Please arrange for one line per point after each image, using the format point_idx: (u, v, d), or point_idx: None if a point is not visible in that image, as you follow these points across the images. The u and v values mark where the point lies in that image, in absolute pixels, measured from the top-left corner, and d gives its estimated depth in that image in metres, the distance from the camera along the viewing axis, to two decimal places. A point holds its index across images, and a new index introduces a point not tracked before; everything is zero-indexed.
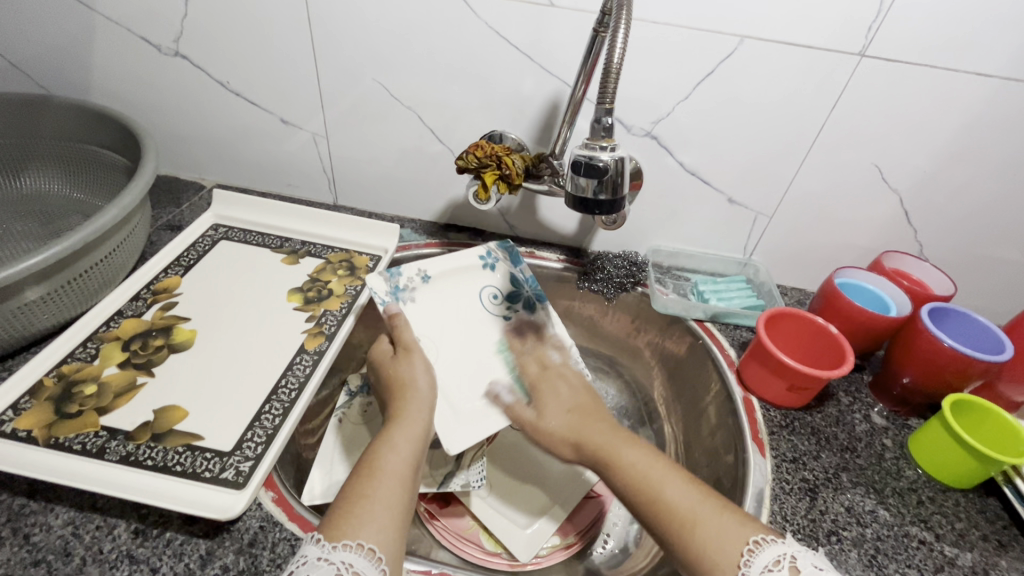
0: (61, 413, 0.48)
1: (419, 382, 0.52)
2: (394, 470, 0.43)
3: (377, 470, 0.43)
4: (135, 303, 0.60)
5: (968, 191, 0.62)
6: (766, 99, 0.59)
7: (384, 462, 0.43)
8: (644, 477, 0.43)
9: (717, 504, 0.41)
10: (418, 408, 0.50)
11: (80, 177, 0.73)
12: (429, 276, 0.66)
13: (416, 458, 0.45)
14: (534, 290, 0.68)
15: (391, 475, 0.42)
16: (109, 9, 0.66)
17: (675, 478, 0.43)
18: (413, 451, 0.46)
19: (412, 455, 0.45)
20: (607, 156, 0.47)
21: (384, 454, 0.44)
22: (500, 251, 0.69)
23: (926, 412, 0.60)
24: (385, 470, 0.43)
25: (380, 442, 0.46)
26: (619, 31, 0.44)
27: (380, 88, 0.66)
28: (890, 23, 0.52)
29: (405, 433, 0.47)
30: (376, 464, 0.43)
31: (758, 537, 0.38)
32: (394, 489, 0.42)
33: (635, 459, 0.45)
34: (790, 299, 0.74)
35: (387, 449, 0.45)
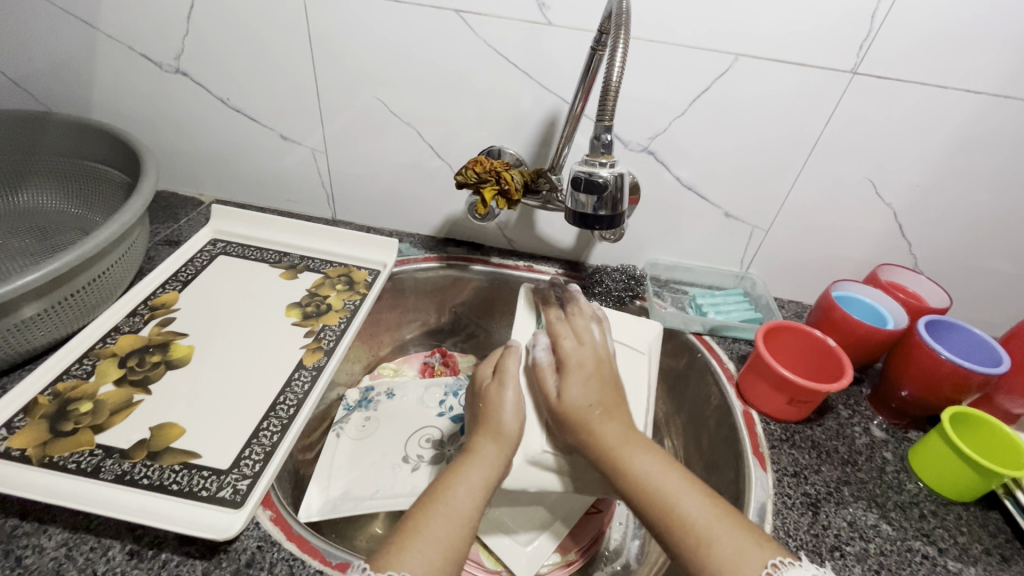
0: (57, 431, 0.47)
1: (506, 416, 0.49)
2: (457, 509, 0.41)
3: (446, 509, 0.41)
4: (132, 319, 0.60)
5: (961, 205, 0.63)
6: (761, 115, 0.60)
7: (447, 498, 0.42)
8: (660, 481, 0.42)
9: (735, 520, 0.39)
10: (500, 453, 0.47)
11: (78, 192, 0.73)
12: (394, 393, 0.70)
13: (480, 499, 0.43)
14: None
15: (452, 511, 0.41)
16: (111, 26, 0.66)
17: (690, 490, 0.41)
18: (483, 498, 0.43)
19: (480, 492, 0.43)
20: (606, 172, 0.47)
21: (450, 488, 0.43)
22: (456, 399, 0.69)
23: (925, 425, 0.60)
24: (446, 507, 0.41)
25: (448, 474, 0.45)
26: (618, 50, 0.44)
27: (379, 104, 0.67)
28: (879, 43, 0.53)
29: (482, 475, 0.45)
30: (444, 497, 0.42)
31: (775, 560, 0.37)
32: (451, 531, 0.40)
33: (647, 466, 0.43)
34: (787, 312, 0.74)
35: (454, 482, 0.43)
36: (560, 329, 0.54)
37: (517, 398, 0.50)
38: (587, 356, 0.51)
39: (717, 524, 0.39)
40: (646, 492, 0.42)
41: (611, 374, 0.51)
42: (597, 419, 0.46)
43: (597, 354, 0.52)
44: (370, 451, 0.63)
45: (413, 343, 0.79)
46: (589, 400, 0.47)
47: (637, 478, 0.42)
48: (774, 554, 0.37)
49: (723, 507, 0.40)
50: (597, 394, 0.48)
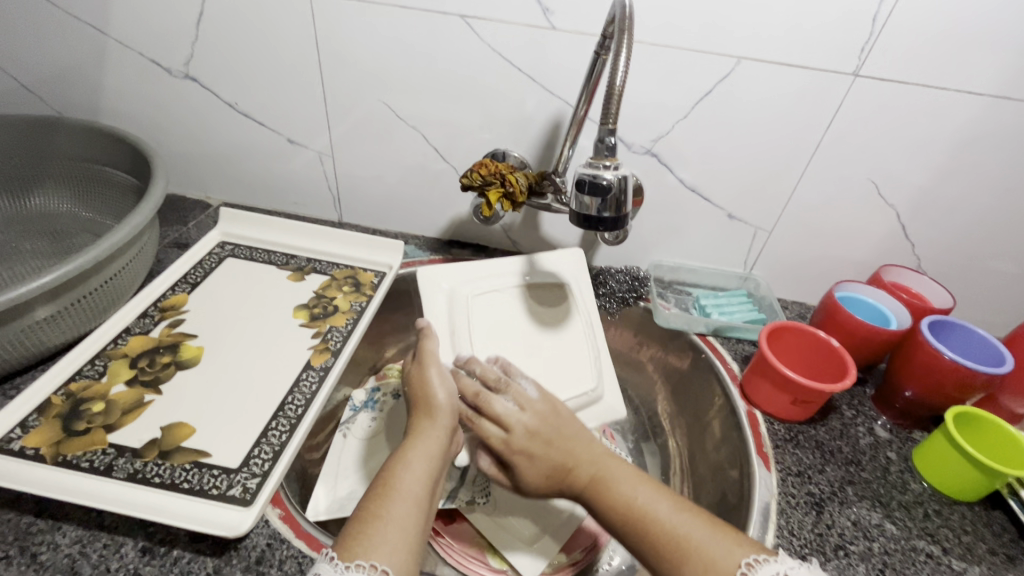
0: (70, 430, 0.48)
1: (435, 391, 0.50)
2: (412, 493, 0.42)
3: (394, 489, 0.42)
4: (143, 320, 0.61)
5: (964, 206, 0.63)
6: (763, 117, 0.60)
7: (400, 482, 0.43)
8: (632, 500, 0.43)
9: (700, 516, 0.42)
10: (437, 424, 0.48)
11: (89, 196, 0.74)
12: (401, 394, 0.70)
13: (429, 479, 0.44)
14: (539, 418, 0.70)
15: (406, 494, 0.42)
16: (121, 33, 0.67)
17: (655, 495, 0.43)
18: (429, 472, 0.45)
19: (427, 476, 0.44)
20: (610, 175, 0.47)
21: (401, 472, 0.43)
22: None
23: (929, 426, 0.60)
24: (401, 491, 0.42)
25: (396, 459, 0.45)
26: (621, 54, 0.45)
27: (384, 108, 0.68)
28: (881, 46, 0.54)
29: (423, 451, 0.46)
30: (395, 483, 0.42)
31: (749, 559, 0.39)
32: (408, 512, 0.41)
33: (627, 489, 0.44)
34: (791, 312, 0.75)
35: (401, 466, 0.44)
36: (481, 425, 0.50)
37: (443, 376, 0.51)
38: (521, 440, 0.48)
39: (688, 521, 0.41)
40: (627, 511, 0.43)
41: (552, 430, 0.48)
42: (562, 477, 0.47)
43: (534, 421, 0.49)
44: (377, 451, 0.64)
45: None
46: (543, 473, 0.47)
47: (615, 501, 0.44)
48: (749, 552, 0.39)
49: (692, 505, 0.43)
50: (547, 463, 0.47)
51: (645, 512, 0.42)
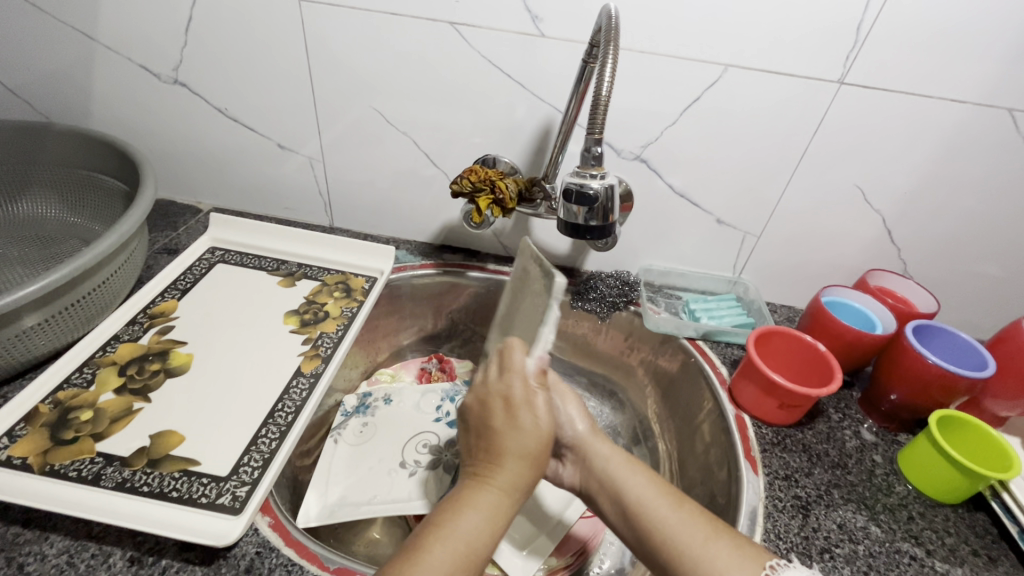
0: (57, 440, 0.48)
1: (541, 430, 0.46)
2: (463, 539, 0.39)
3: (448, 533, 0.39)
4: (132, 327, 0.61)
5: (948, 211, 0.64)
6: (749, 124, 0.61)
7: (454, 530, 0.39)
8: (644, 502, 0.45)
9: (712, 540, 0.41)
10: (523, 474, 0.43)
11: (78, 202, 0.74)
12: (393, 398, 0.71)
13: (488, 526, 0.40)
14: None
15: (455, 544, 0.38)
16: (110, 38, 0.67)
17: (670, 511, 0.44)
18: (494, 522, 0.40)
19: (484, 523, 0.40)
20: (597, 183, 0.48)
21: (456, 519, 0.40)
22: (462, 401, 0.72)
23: (915, 429, 0.61)
24: (452, 539, 0.38)
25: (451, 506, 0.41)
26: (607, 64, 0.45)
27: (375, 114, 0.68)
28: (865, 54, 0.55)
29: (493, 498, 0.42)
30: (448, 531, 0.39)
31: (772, 562, 0.39)
32: (450, 564, 0.37)
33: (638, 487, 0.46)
34: (779, 316, 0.75)
35: (462, 512, 0.40)
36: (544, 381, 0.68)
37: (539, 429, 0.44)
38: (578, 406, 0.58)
39: (698, 543, 0.41)
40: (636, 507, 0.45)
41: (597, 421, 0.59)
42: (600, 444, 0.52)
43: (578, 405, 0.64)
44: (367, 457, 0.64)
45: (410, 349, 0.80)
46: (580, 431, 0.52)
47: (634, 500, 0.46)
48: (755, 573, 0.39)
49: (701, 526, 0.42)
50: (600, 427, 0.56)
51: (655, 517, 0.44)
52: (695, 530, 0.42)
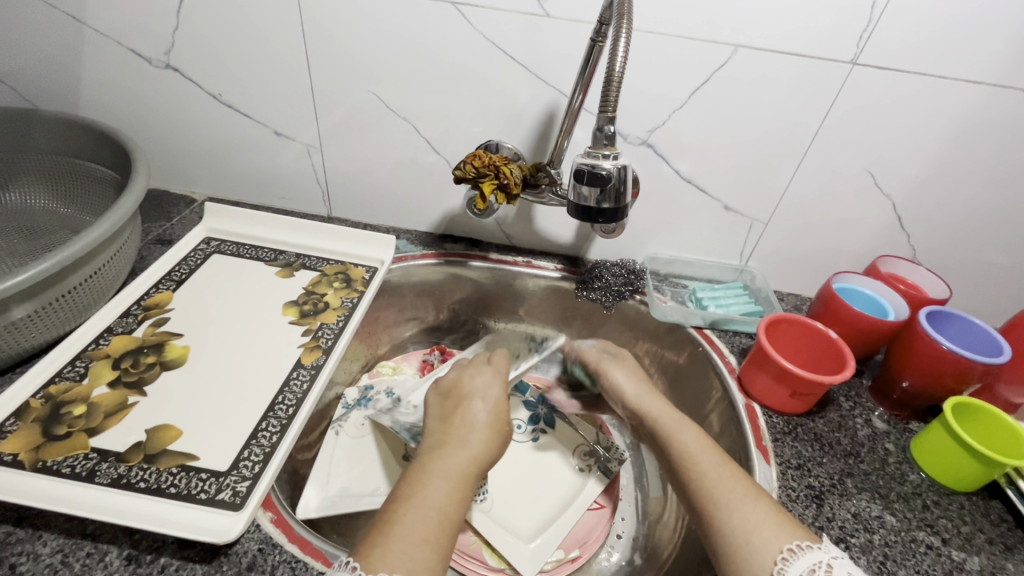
0: (50, 435, 0.46)
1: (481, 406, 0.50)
2: (433, 502, 0.40)
3: (415, 498, 0.40)
4: (125, 319, 0.59)
5: (960, 195, 0.62)
6: (760, 107, 0.59)
7: (425, 495, 0.41)
8: (693, 454, 0.47)
9: (750, 498, 0.42)
10: (468, 437, 0.47)
11: (68, 192, 0.72)
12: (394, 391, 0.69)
13: (454, 490, 0.42)
14: (547, 408, 0.71)
15: (428, 509, 0.40)
16: (98, 21, 0.65)
17: (718, 467, 0.45)
18: (458, 486, 0.43)
19: (452, 490, 0.42)
20: (609, 165, 0.46)
21: (427, 486, 0.41)
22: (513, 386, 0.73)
23: (926, 416, 0.60)
24: (424, 505, 0.40)
25: (418, 474, 0.43)
26: (620, 41, 0.43)
27: (374, 99, 0.66)
28: (879, 34, 0.53)
29: (450, 461, 0.44)
30: (419, 496, 0.41)
31: (792, 545, 0.38)
32: (429, 529, 0.39)
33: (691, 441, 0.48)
34: (786, 304, 0.74)
35: (428, 478, 0.42)
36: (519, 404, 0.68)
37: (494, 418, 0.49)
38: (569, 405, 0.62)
39: (739, 498, 0.42)
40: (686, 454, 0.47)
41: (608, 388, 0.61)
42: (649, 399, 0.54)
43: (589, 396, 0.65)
44: (369, 451, 0.63)
45: (412, 341, 0.79)
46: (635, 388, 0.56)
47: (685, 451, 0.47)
48: (791, 537, 0.39)
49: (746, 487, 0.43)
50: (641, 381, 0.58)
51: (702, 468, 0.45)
52: (739, 487, 0.43)
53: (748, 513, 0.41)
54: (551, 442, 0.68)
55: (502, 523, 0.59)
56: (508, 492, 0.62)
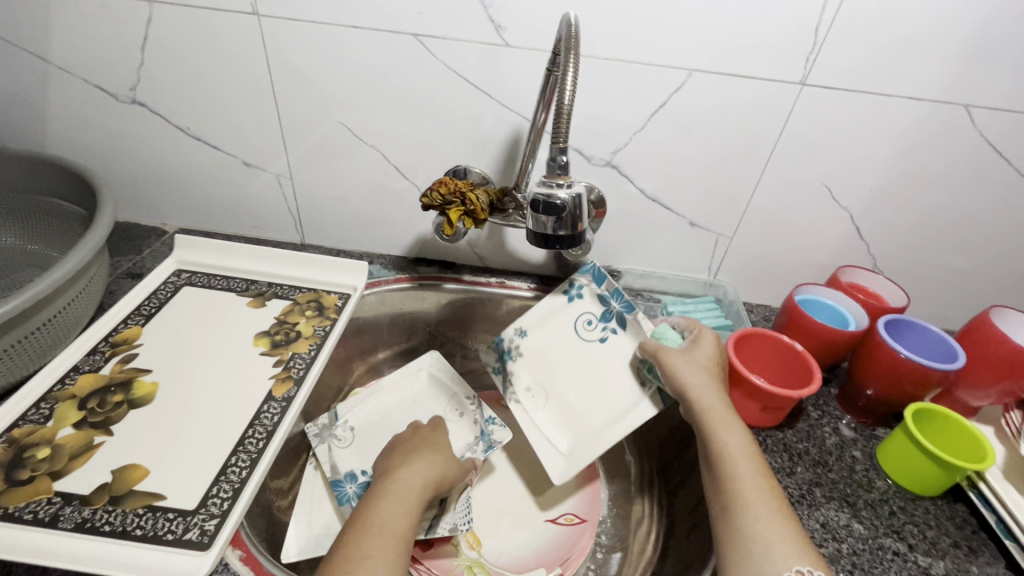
0: (12, 481, 0.46)
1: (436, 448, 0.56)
2: (390, 524, 0.45)
3: (373, 525, 0.45)
4: (92, 357, 0.58)
5: (913, 206, 0.65)
6: (717, 127, 0.61)
7: (379, 518, 0.45)
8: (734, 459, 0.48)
9: (778, 515, 0.44)
10: (420, 466, 0.52)
11: (35, 229, 0.71)
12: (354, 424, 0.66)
13: (408, 513, 0.47)
14: (622, 304, 0.65)
15: (384, 530, 0.44)
16: (62, 59, 0.65)
17: (756, 477, 0.47)
18: (410, 507, 0.47)
19: (406, 510, 0.47)
20: (563, 194, 0.47)
21: (383, 507, 0.47)
22: (585, 276, 0.68)
23: (891, 422, 0.61)
24: (380, 525, 0.45)
25: (375, 498, 0.48)
26: (569, 73, 0.45)
27: (342, 128, 0.67)
28: (825, 55, 0.55)
29: (401, 488, 0.49)
30: (373, 520, 0.45)
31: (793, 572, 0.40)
32: (385, 546, 0.43)
33: (734, 442, 0.49)
34: (756, 316, 0.76)
35: (383, 500, 0.47)
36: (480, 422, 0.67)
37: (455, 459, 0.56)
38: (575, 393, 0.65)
39: (765, 512, 0.44)
40: (724, 456, 0.49)
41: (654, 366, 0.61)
42: (706, 387, 0.53)
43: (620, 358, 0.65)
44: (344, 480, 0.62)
45: (387, 363, 0.78)
46: (700, 377, 0.54)
47: (726, 455, 0.49)
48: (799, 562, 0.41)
49: (775, 505, 0.45)
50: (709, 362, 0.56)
51: (734, 474, 0.47)
52: (772, 502, 0.45)
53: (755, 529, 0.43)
54: (618, 345, 0.65)
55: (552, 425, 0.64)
56: (563, 392, 0.65)
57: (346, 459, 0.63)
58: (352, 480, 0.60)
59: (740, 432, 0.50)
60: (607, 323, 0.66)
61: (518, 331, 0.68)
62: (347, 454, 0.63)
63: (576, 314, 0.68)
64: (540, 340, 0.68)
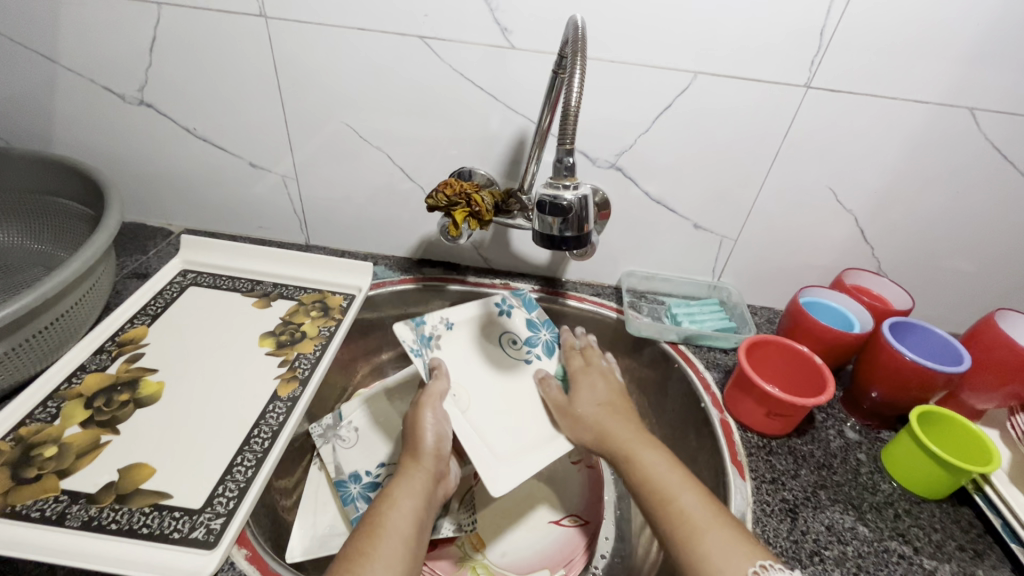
0: (19, 479, 0.46)
1: (429, 437, 0.53)
2: (399, 528, 0.45)
3: (382, 529, 0.44)
4: (99, 356, 0.59)
5: (918, 209, 0.65)
6: (722, 129, 0.61)
7: (389, 521, 0.45)
8: (658, 475, 0.47)
9: (719, 520, 0.43)
10: (425, 468, 0.51)
11: (43, 229, 0.72)
12: (358, 426, 0.66)
13: (418, 517, 0.47)
14: (550, 335, 0.68)
15: (394, 535, 0.44)
16: (71, 60, 0.65)
17: (690, 490, 0.45)
18: (417, 511, 0.47)
19: (414, 514, 0.47)
20: (570, 195, 0.47)
21: (393, 511, 0.46)
22: (515, 298, 0.69)
23: (896, 425, 0.61)
24: (390, 530, 0.44)
25: (383, 502, 0.47)
26: (575, 75, 0.45)
27: (348, 130, 0.67)
28: (831, 59, 0.56)
29: (410, 490, 0.48)
30: (383, 522, 0.45)
31: (755, 566, 0.39)
32: (395, 551, 0.43)
33: (654, 459, 0.48)
34: (760, 318, 0.76)
35: (395, 503, 0.47)
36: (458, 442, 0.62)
37: (436, 418, 0.55)
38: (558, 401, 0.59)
39: (704, 519, 0.43)
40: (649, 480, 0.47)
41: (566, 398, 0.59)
42: (607, 424, 0.53)
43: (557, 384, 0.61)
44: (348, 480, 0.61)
45: (390, 364, 0.78)
46: (598, 408, 0.56)
47: (653, 474, 0.47)
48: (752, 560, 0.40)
49: (713, 511, 0.44)
50: (606, 395, 0.57)
51: (668, 491, 0.45)
52: (704, 509, 0.44)
53: (704, 537, 0.41)
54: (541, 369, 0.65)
55: (479, 427, 0.58)
56: (484, 395, 0.62)
57: (351, 460, 0.63)
58: (357, 480, 0.61)
59: (657, 451, 0.49)
60: (531, 351, 0.67)
61: (443, 321, 0.66)
62: (352, 455, 0.63)
63: (499, 334, 0.68)
64: (459, 340, 0.66)
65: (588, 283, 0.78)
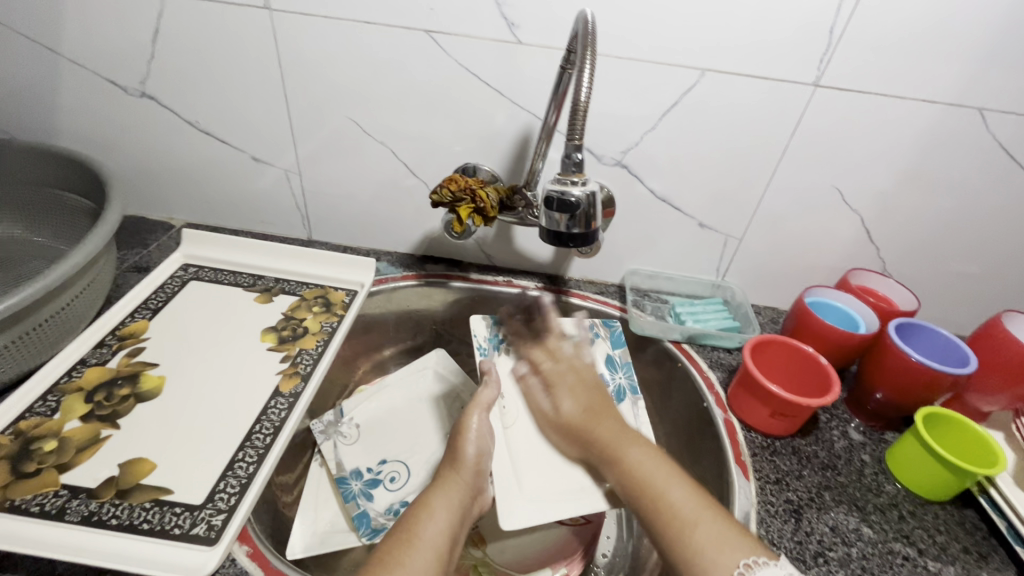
0: (18, 473, 0.45)
1: (468, 442, 0.53)
2: (431, 542, 0.44)
3: (415, 538, 0.43)
4: (100, 350, 0.58)
5: (924, 210, 0.64)
6: (728, 127, 0.61)
7: (422, 530, 0.44)
8: (638, 471, 0.47)
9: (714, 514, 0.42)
10: (461, 481, 0.50)
11: (43, 221, 0.71)
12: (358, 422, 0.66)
13: (451, 530, 0.45)
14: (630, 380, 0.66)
15: (427, 545, 0.43)
16: (74, 51, 0.65)
17: (679, 484, 0.45)
18: (453, 524, 0.46)
19: (448, 528, 0.45)
20: (578, 191, 0.47)
21: (425, 522, 0.45)
22: (603, 327, 0.70)
23: (901, 426, 0.61)
24: (423, 540, 0.43)
25: (420, 508, 0.47)
26: (585, 69, 0.45)
27: (352, 124, 0.67)
28: (839, 58, 0.55)
29: (446, 501, 0.47)
30: (414, 533, 0.44)
31: (748, 560, 0.38)
32: (427, 563, 0.42)
33: (636, 454, 0.49)
34: (764, 318, 0.76)
35: (427, 512, 0.46)
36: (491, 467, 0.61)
37: (480, 430, 0.54)
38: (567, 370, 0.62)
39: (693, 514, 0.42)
40: (633, 482, 0.47)
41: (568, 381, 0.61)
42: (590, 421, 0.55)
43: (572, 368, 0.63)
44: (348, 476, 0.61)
45: (392, 361, 0.78)
46: (580, 409, 0.57)
47: (635, 472, 0.47)
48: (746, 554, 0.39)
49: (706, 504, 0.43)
50: (584, 397, 0.58)
51: (654, 492, 0.45)
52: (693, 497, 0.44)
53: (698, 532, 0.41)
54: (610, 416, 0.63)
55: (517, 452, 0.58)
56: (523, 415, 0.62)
57: (352, 457, 0.63)
58: (358, 477, 0.61)
59: (639, 444, 0.50)
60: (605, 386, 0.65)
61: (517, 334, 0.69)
62: (354, 452, 0.63)
63: None
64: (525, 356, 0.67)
65: (594, 280, 0.78)
